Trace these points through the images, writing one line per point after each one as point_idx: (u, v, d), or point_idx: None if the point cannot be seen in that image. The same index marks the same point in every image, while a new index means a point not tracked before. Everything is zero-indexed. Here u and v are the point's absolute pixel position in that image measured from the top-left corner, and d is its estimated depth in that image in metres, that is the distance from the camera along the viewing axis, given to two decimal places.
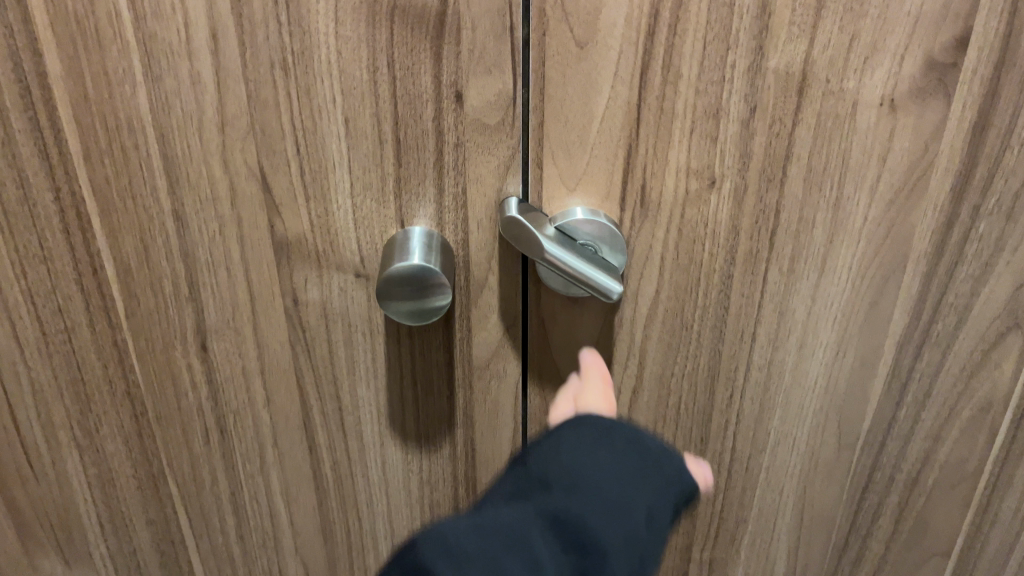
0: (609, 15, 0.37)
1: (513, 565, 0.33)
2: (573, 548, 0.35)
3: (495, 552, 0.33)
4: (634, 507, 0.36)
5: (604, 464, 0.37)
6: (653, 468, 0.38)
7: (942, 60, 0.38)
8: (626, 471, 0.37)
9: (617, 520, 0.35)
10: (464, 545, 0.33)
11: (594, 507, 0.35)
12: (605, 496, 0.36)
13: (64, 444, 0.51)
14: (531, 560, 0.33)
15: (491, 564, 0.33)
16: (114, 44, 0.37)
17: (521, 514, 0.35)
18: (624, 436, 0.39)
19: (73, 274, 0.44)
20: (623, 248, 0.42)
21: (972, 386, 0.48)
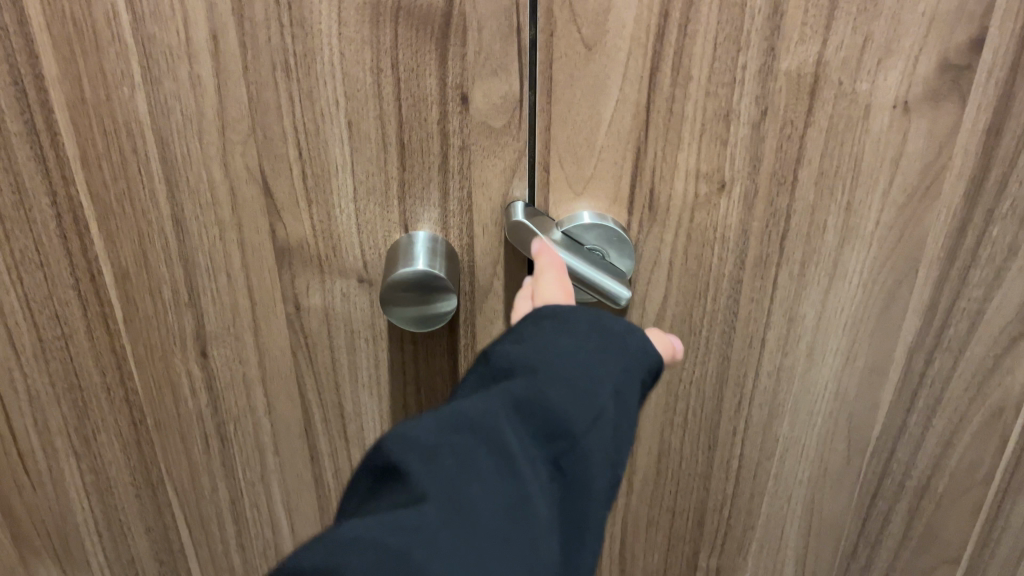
0: (618, 16, 0.36)
1: (487, 459, 0.30)
2: (545, 435, 0.31)
3: (463, 445, 0.30)
4: (604, 383, 0.33)
5: (569, 346, 0.33)
6: (623, 342, 0.35)
7: (957, 62, 0.37)
8: (594, 349, 0.34)
9: (588, 399, 0.32)
10: (430, 443, 0.30)
11: (562, 389, 0.32)
12: (574, 378, 0.32)
13: (61, 451, 0.50)
14: (503, 451, 0.30)
15: (462, 458, 0.29)
16: (111, 46, 0.36)
17: (486, 401, 0.31)
18: (591, 317, 0.35)
19: (71, 280, 0.44)
20: (631, 252, 0.42)
21: (984, 393, 0.47)
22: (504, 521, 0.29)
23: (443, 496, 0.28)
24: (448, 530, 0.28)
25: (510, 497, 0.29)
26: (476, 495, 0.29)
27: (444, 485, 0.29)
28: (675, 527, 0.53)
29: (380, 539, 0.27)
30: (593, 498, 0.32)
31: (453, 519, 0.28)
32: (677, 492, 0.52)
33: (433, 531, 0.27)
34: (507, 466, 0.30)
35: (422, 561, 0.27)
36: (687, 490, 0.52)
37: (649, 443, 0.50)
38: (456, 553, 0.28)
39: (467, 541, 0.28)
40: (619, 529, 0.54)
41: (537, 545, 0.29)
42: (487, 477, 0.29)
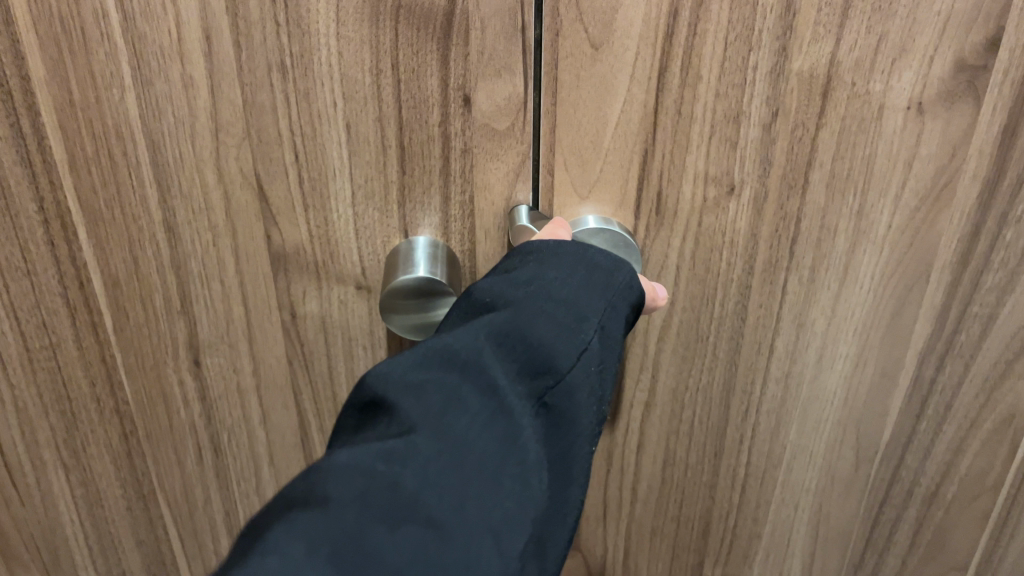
0: (626, 14, 0.35)
1: (473, 393, 0.28)
2: (531, 371, 0.30)
3: (448, 382, 0.28)
4: (589, 316, 0.33)
5: (552, 280, 0.33)
6: (605, 276, 0.35)
7: (972, 62, 0.35)
8: (578, 283, 0.34)
9: (573, 334, 0.32)
10: (414, 378, 0.28)
11: (547, 325, 0.31)
12: (558, 312, 0.32)
13: (49, 464, 0.49)
14: (490, 386, 0.29)
15: (449, 392, 0.28)
16: (100, 45, 0.35)
17: (470, 334, 0.30)
18: (573, 251, 0.35)
19: (58, 288, 0.42)
20: (637, 259, 0.40)
21: (994, 399, 0.45)
22: (491, 454, 0.27)
23: (431, 428, 0.27)
24: (437, 460, 0.26)
25: (497, 429, 0.28)
26: (463, 428, 0.27)
27: (431, 416, 0.27)
28: (680, 536, 0.52)
29: (368, 467, 0.25)
30: (580, 433, 0.32)
31: (441, 450, 0.27)
32: (682, 500, 0.51)
33: (422, 462, 0.26)
34: (494, 400, 0.29)
35: (411, 489, 0.25)
36: (692, 498, 0.51)
37: (655, 450, 0.49)
38: (445, 483, 0.26)
39: (456, 472, 0.26)
40: (623, 538, 0.53)
41: (526, 478, 0.28)
42: (473, 411, 0.28)
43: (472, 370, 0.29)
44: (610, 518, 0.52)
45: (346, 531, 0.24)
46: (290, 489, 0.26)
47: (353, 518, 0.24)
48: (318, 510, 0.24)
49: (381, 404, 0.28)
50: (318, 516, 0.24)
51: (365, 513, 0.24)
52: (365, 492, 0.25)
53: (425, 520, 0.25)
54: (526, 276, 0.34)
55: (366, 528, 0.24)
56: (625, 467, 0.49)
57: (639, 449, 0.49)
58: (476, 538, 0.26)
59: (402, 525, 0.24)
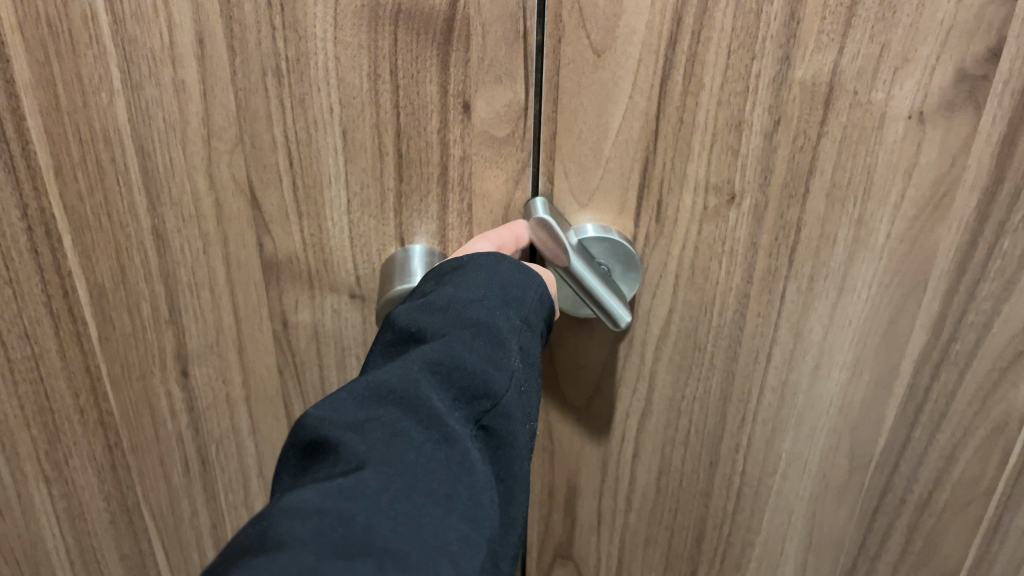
0: (628, 21, 0.34)
1: (414, 426, 0.27)
2: (469, 396, 0.29)
3: (388, 420, 0.27)
4: (510, 336, 0.32)
5: (471, 301, 0.32)
6: (521, 296, 0.34)
7: (973, 72, 0.35)
8: (496, 303, 0.33)
9: (499, 360, 0.31)
10: (352, 419, 0.27)
11: (476, 354, 0.30)
12: (480, 335, 0.31)
13: (30, 478, 0.47)
14: (431, 415, 0.28)
15: (391, 431, 0.27)
16: (89, 48, 0.34)
17: (407, 365, 0.29)
18: (486, 266, 0.34)
19: (42, 297, 0.41)
20: (637, 272, 0.41)
21: (988, 406, 0.44)
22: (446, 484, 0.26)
23: (377, 464, 0.25)
24: (386, 490, 0.25)
25: (446, 459, 0.27)
26: (409, 461, 0.26)
27: (374, 454, 0.26)
28: (674, 545, 0.52)
29: (317, 504, 0.23)
30: (519, 454, 0.31)
31: (391, 485, 0.25)
32: (676, 509, 0.50)
33: (371, 494, 0.24)
34: (438, 430, 0.27)
35: (364, 519, 0.23)
36: (687, 507, 0.50)
37: (650, 459, 0.48)
38: (397, 512, 0.24)
39: (408, 502, 0.25)
40: (616, 547, 0.52)
41: (478, 505, 0.27)
42: (416, 444, 0.27)
43: (411, 404, 0.27)
44: (603, 526, 0.51)
45: (305, 571, 0.21)
46: (235, 540, 0.24)
47: (312, 558, 0.22)
48: (272, 559, 0.22)
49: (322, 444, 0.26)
50: (274, 564, 0.21)
51: (321, 551, 0.22)
52: (320, 525, 0.23)
53: (384, 548, 0.23)
54: (443, 300, 0.32)
55: (324, 560, 0.22)
56: (619, 476, 0.49)
57: (634, 459, 0.48)
58: (436, 559, 0.24)
59: (361, 555, 0.22)
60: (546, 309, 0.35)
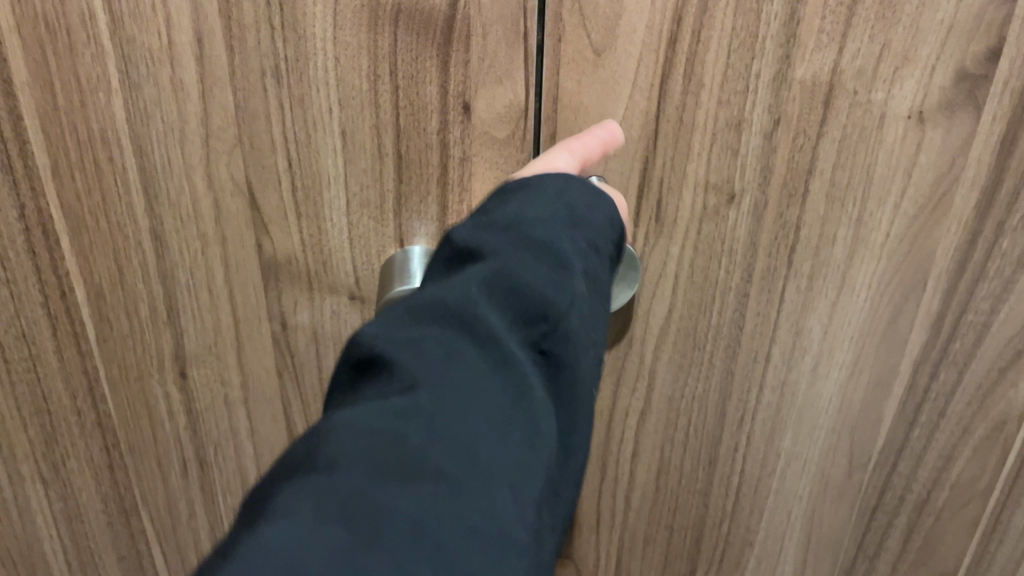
0: (629, 21, 0.34)
1: (471, 345, 0.27)
2: (528, 316, 0.28)
3: (444, 336, 0.26)
4: (572, 257, 0.30)
5: (534, 220, 0.31)
6: (583, 218, 0.32)
7: (973, 72, 0.35)
8: (561, 223, 0.31)
9: (562, 280, 0.29)
10: (407, 335, 0.27)
11: (538, 273, 0.29)
12: (542, 256, 0.30)
13: (27, 479, 0.47)
14: (488, 333, 0.27)
15: (445, 347, 0.26)
16: (87, 47, 0.34)
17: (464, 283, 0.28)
18: (547, 184, 0.32)
19: (39, 297, 0.41)
20: (637, 277, 0.41)
21: (987, 405, 0.44)
22: (494, 416, 0.25)
23: (433, 380, 0.25)
24: (441, 409, 0.24)
25: (502, 380, 0.26)
26: (462, 382, 0.25)
27: (428, 369, 0.25)
28: (673, 545, 0.52)
29: (371, 423, 0.24)
30: (583, 384, 0.29)
31: (445, 406, 0.25)
32: (675, 508, 0.50)
33: (427, 414, 0.24)
34: (494, 350, 0.27)
35: (417, 442, 0.24)
36: (686, 507, 0.50)
37: (649, 459, 0.48)
38: (452, 437, 0.24)
39: (462, 427, 0.24)
40: (615, 547, 0.52)
41: (541, 429, 0.26)
42: (472, 363, 0.26)
43: (468, 321, 0.27)
44: (603, 527, 0.52)
45: (353, 493, 0.22)
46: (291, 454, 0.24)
47: (360, 479, 0.22)
48: (326, 477, 0.22)
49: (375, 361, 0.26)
50: (324, 482, 0.22)
51: (372, 472, 0.23)
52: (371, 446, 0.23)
53: (435, 472, 0.23)
54: (503, 218, 0.31)
55: (322, 527, 0.21)
56: (619, 475, 0.49)
57: (633, 459, 0.48)
58: (491, 485, 0.24)
59: (413, 478, 0.23)
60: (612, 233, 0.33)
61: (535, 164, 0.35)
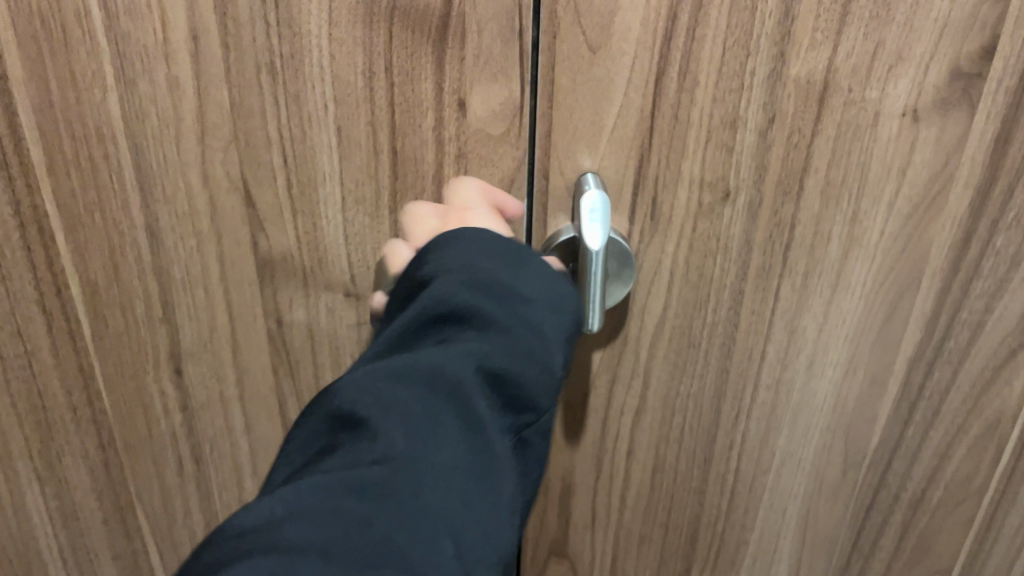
0: (624, 18, 0.34)
1: (454, 421, 0.28)
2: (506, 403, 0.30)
3: (430, 408, 0.27)
4: (550, 344, 0.31)
5: (527, 306, 0.31)
6: (558, 304, 0.32)
7: (967, 71, 0.35)
8: (542, 306, 0.31)
9: (543, 372, 0.30)
10: (393, 398, 0.27)
11: (525, 364, 0.30)
12: (525, 341, 0.30)
13: (22, 477, 0.47)
14: (473, 416, 0.28)
15: (432, 419, 0.27)
16: (82, 44, 0.34)
17: (455, 356, 0.29)
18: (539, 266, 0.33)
19: (34, 294, 0.41)
20: (631, 275, 0.40)
21: (981, 403, 0.45)
22: (465, 497, 0.27)
23: (411, 462, 0.26)
24: (416, 496, 0.26)
25: (478, 465, 0.27)
26: (441, 461, 0.27)
27: (410, 449, 0.26)
28: (668, 543, 0.51)
29: (336, 504, 0.25)
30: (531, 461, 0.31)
31: (420, 492, 0.26)
32: (670, 506, 0.50)
33: (399, 497, 0.25)
34: (476, 434, 0.28)
35: (385, 528, 0.25)
36: (681, 505, 0.50)
37: (645, 458, 0.48)
38: (422, 524, 0.25)
39: (432, 517, 0.25)
40: (611, 545, 0.51)
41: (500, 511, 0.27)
42: (454, 442, 0.27)
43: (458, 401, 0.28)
44: (598, 525, 0.50)
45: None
46: (256, 510, 0.25)
47: (319, 564, 0.23)
48: (286, 556, 0.23)
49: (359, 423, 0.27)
50: (282, 561, 0.23)
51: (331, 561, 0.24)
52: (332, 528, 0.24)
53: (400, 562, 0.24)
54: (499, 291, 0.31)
55: None
56: (614, 472, 0.48)
57: (629, 456, 0.47)
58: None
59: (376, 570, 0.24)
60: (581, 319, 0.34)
61: (444, 224, 0.36)
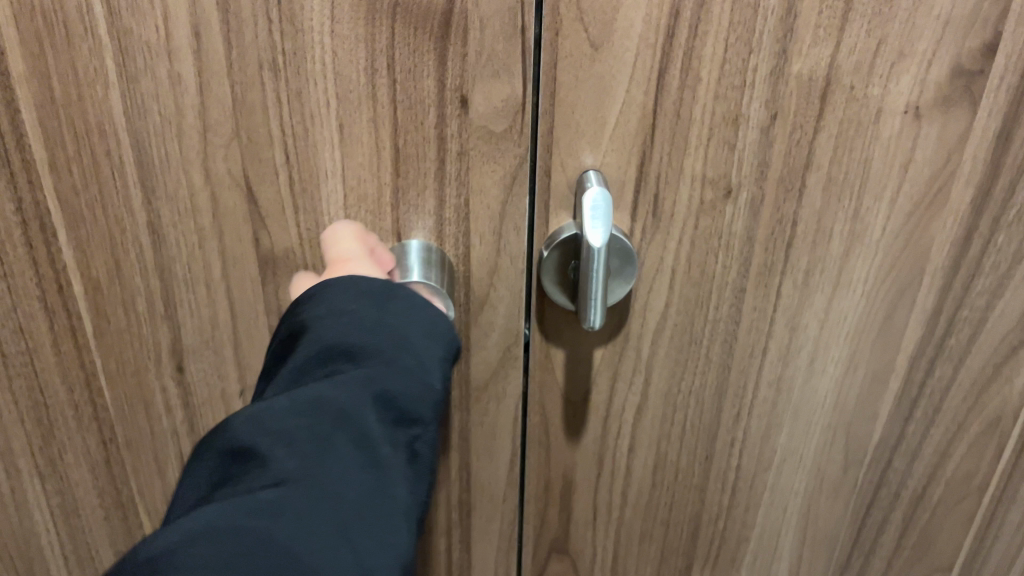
0: (627, 15, 0.34)
1: (341, 444, 0.29)
2: (390, 419, 0.31)
3: (310, 434, 0.29)
4: (432, 364, 0.33)
5: (405, 330, 0.33)
6: (437, 322, 0.35)
7: (969, 68, 0.36)
8: (418, 331, 0.33)
9: (423, 386, 0.33)
10: (282, 431, 0.29)
11: (401, 381, 0.32)
12: (404, 360, 0.32)
13: (24, 474, 0.47)
14: (352, 437, 0.30)
15: (315, 444, 0.29)
16: (84, 41, 0.34)
17: (341, 386, 0.31)
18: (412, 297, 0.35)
19: (36, 291, 0.41)
20: (632, 275, 0.40)
21: (981, 401, 0.45)
22: (357, 499, 0.29)
23: (301, 484, 0.28)
24: (307, 514, 0.27)
25: (362, 476, 0.29)
26: (330, 477, 0.29)
27: (301, 473, 0.28)
28: (669, 540, 0.51)
29: (234, 523, 0.26)
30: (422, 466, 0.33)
31: (312, 510, 0.27)
32: (671, 504, 0.50)
33: (293, 516, 0.27)
34: (358, 451, 0.30)
35: (286, 543, 0.26)
36: (681, 503, 0.50)
37: (646, 455, 0.47)
38: (318, 536, 0.27)
39: (330, 525, 0.28)
40: (612, 541, 0.51)
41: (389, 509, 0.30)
42: (337, 459, 0.29)
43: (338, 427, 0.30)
44: (600, 522, 0.50)
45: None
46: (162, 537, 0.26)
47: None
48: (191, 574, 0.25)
49: (253, 459, 0.28)
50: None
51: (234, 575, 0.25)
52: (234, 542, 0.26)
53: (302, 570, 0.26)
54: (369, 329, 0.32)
55: None
56: (616, 470, 0.48)
57: (630, 453, 0.47)
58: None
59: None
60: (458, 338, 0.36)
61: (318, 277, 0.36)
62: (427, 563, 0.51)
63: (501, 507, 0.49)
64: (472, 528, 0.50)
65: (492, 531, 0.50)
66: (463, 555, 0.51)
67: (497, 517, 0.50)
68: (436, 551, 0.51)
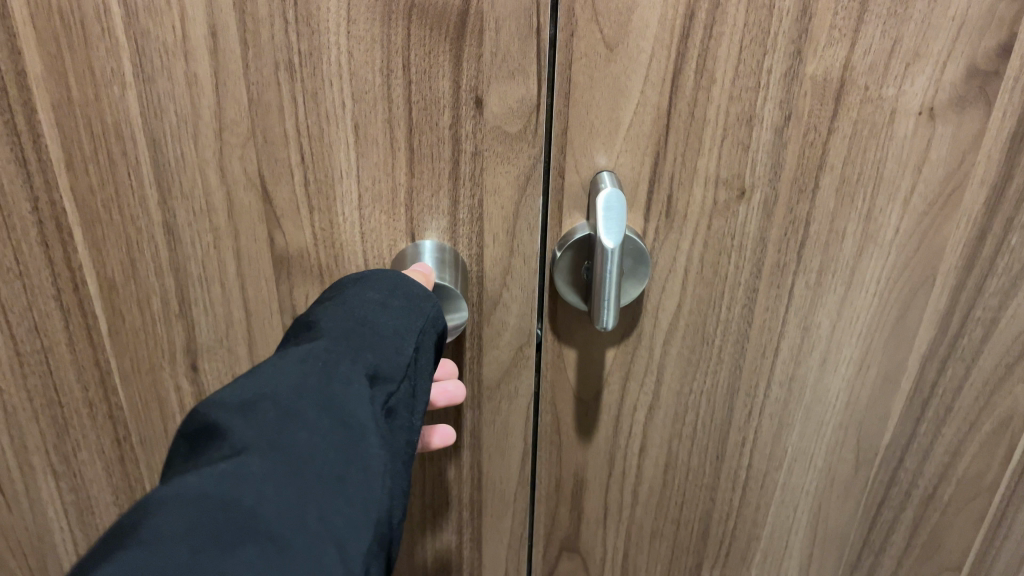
0: (642, 15, 0.34)
1: (310, 407, 0.26)
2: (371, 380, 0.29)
3: (282, 401, 0.25)
4: (407, 335, 0.31)
5: (379, 301, 0.32)
6: (416, 300, 0.33)
7: (984, 69, 0.36)
8: (390, 302, 0.32)
9: (397, 353, 0.30)
10: (244, 398, 0.25)
11: (377, 347, 0.30)
12: (377, 330, 0.30)
13: (38, 471, 0.47)
14: (327, 398, 0.26)
15: (287, 410, 0.25)
16: (101, 41, 0.34)
17: (312, 357, 0.28)
18: (388, 278, 0.34)
19: (52, 290, 0.41)
20: (644, 279, 0.40)
21: (993, 402, 0.45)
22: (332, 464, 0.25)
23: (264, 449, 0.24)
24: (270, 477, 0.23)
25: (342, 441, 0.25)
26: (302, 442, 0.24)
27: (263, 437, 0.24)
28: (679, 538, 0.51)
29: (192, 493, 0.21)
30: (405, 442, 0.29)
31: (277, 472, 0.23)
32: (682, 502, 0.50)
33: (258, 478, 0.22)
34: (335, 413, 0.26)
35: (249, 509, 0.22)
36: (693, 501, 0.50)
37: (657, 454, 0.48)
38: (283, 497, 0.23)
39: (296, 487, 0.23)
40: (622, 540, 0.51)
41: (370, 473, 0.26)
42: (312, 424, 0.25)
43: (313, 394, 0.26)
44: (610, 521, 0.50)
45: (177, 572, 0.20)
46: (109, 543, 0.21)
47: (186, 555, 0.20)
48: (151, 548, 0.20)
49: (211, 431, 0.24)
50: (145, 560, 0.19)
51: (196, 550, 0.20)
52: (199, 514, 0.21)
53: (267, 536, 0.22)
54: (340, 305, 0.32)
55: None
56: (627, 469, 0.48)
57: (641, 452, 0.47)
58: (319, 545, 0.23)
59: (245, 542, 0.21)
60: (438, 318, 0.34)
61: None
62: (438, 561, 0.52)
63: (512, 506, 0.49)
64: (483, 527, 0.50)
65: (503, 530, 0.50)
66: (474, 554, 0.51)
67: (508, 516, 0.50)
68: (447, 550, 0.51)
